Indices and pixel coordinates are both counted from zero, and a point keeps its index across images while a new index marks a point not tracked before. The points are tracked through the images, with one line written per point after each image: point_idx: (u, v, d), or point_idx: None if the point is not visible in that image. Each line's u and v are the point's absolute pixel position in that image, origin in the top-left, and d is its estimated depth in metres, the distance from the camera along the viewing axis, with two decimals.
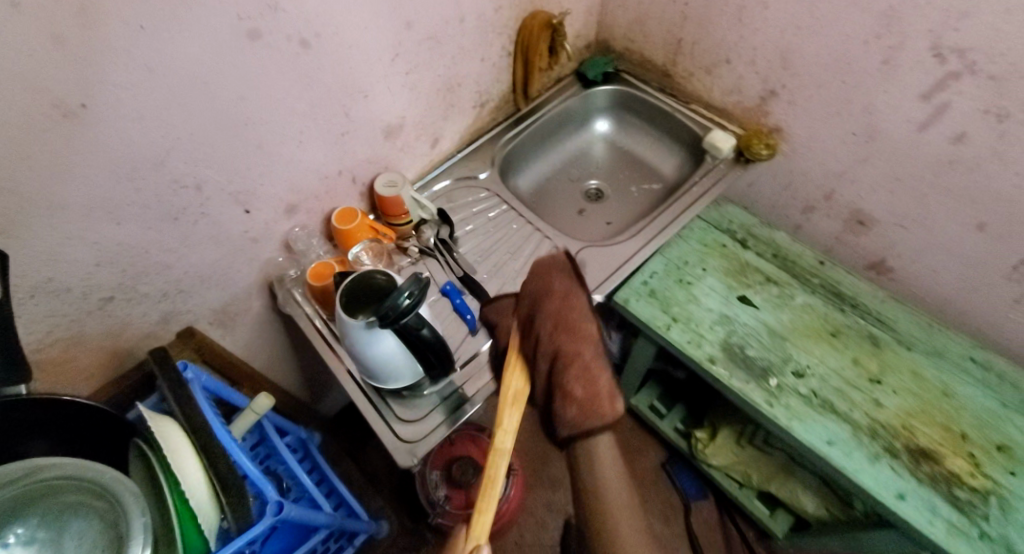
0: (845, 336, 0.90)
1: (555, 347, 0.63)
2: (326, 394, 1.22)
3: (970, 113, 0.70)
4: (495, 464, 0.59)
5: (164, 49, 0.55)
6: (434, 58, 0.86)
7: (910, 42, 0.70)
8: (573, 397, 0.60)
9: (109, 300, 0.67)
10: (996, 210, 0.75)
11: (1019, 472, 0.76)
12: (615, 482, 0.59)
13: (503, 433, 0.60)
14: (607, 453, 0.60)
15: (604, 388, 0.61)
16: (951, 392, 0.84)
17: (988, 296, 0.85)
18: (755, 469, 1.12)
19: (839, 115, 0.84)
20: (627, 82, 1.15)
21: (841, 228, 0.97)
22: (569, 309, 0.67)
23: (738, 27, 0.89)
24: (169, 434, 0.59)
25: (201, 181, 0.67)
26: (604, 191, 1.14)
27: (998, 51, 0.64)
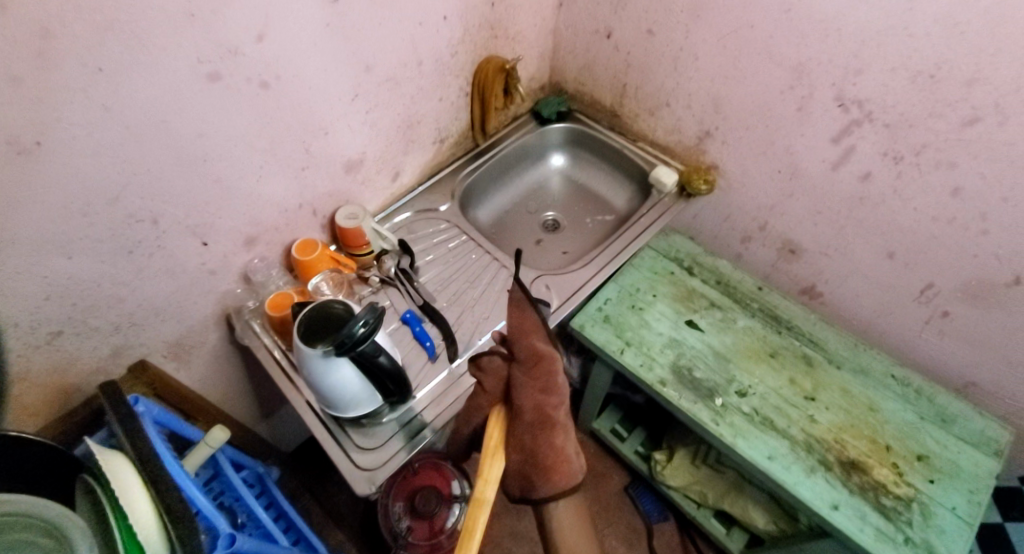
0: (783, 357, 0.97)
1: (533, 410, 0.53)
2: (284, 427, 1.21)
3: (872, 156, 0.80)
4: (473, 514, 0.48)
5: (122, 90, 0.57)
6: (394, 98, 0.91)
7: (818, 94, 0.80)
8: (561, 456, 0.52)
9: (58, 335, 0.67)
10: (902, 240, 0.84)
11: (936, 479, 0.83)
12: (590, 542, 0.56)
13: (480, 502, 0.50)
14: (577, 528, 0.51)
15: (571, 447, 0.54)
16: (876, 407, 0.91)
17: (903, 317, 0.93)
18: (710, 488, 1.16)
19: (766, 155, 0.93)
20: (580, 121, 1.22)
21: (775, 257, 1.05)
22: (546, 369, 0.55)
23: (675, 74, 0.98)
24: (117, 469, 0.59)
25: (158, 215, 0.68)
26: (560, 222, 1.20)
27: (889, 103, 0.74)
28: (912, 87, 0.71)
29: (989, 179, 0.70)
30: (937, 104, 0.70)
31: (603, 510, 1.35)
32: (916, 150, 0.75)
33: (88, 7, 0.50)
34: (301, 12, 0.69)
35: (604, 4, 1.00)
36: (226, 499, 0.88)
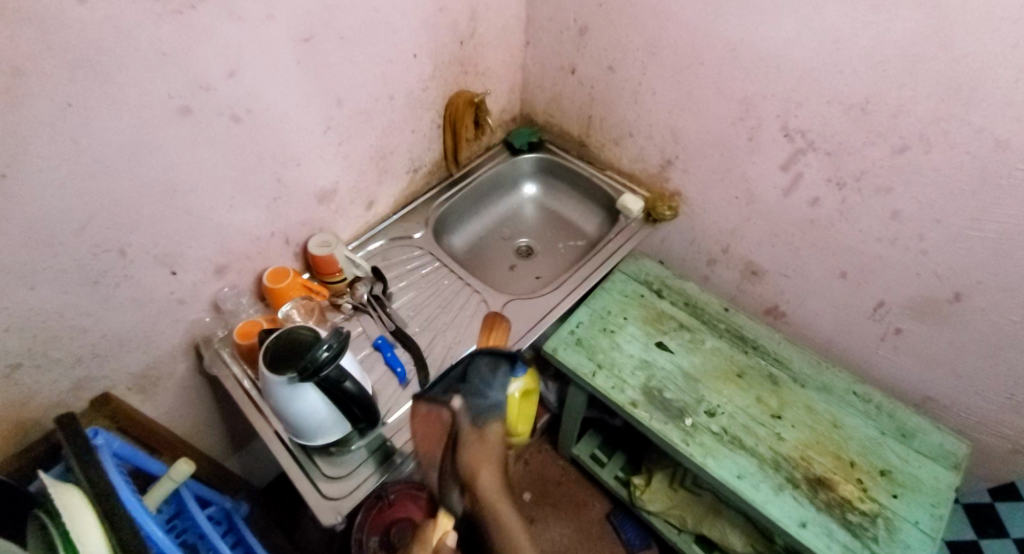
0: (749, 377, 0.99)
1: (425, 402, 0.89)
2: (256, 460, 1.18)
3: (819, 181, 0.85)
4: None
5: (91, 124, 0.58)
6: (366, 130, 0.93)
7: (766, 125, 0.86)
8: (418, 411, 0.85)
9: (16, 367, 0.66)
10: (853, 261, 0.88)
11: (899, 494, 0.85)
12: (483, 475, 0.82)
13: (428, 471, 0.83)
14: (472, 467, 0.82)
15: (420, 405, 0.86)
16: (839, 423, 0.93)
17: (860, 335, 0.97)
18: (689, 511, 1.14)
19: (724, 181, 0.98)
20: (551, 151, 1.26)
21: (739, 278, 1.09)
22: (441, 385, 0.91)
23: (635, 107, 1.03)
24: (71, 501, 0.59)
25: (125, 245, 0.69)
26: (533, 248, 1.22)
27: (830, 134, 0.79)
28: (847, 120, 0.76)
29: (922, 202, 0.75)
30: (872, 133, 0.75)
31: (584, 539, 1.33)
32: (857, 176, 0.80)
33: (59, 47, 0.53)
34: (273, 50, 0.72)
35: (568, 42, 1.06)
36: (188, 537, 0.86)
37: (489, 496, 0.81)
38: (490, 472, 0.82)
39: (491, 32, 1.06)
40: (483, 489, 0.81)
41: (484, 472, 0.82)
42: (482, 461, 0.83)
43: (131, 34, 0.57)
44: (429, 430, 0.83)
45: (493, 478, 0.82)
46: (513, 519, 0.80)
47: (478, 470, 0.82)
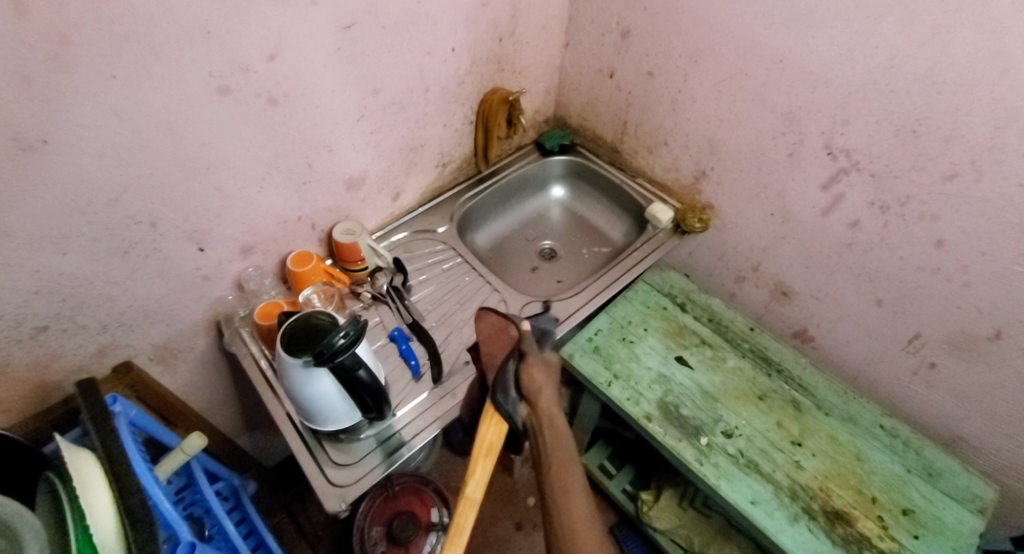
0: (770, 400, 0.96)
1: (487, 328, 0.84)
2: (267, 440, 1.19)
3: (860, 203, 0.81)
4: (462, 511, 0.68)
5: (133, 96, 0.59)
6: (399, 121, 0.93)
7: (809, 142, 0.83)
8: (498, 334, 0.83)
9: (42, 330, 0.68)
10: (890, 289, 0.85)
11: (921, 535, 0.81)
12: (567, 438, 0.75)
13: (474, 484, 0.70)
14: (557, 418, 0.77)
15: (499, 332, 0.83)
16: (863, 457, 0.90)
17: (892, 367, 0.93)
18: (697, 532, 1.11)
19: (759, 198, 0.95)
20: (582, 154, 1.24)
21: (767, 298, 1.05)
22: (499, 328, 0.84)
23: (673, 115, 1.01)
24: (82, 468, 0.59)
25: (156, 218, 0.70)
26: (557, 251, 1.21)
27: (876, 155, 0.76)
28: (896, 141, 0.73)
29: (969, 233, 0.72)
30: (920, 158, 0.72)
31: None
32: (902, 202, 0.76)
33: (107, 19, 0.53)
34: (313, 35, 0.72)
35: (608, 45, 1.04)
36: (195, 510, 0.87)
37: (551, 410, 0.77)
38: (552, 394, 0.78)
39: (531, 31, 1.05)
40: (544, 403, 0.77)
41: (541, 375, 0.79)
42: (545, 376, 0.79)
43: (176, 10, 0.58)
44: (496, 341, 0.83)
45: (548, 382, 0.79)
46: (573, 450, 0.74)
47: (538, 379, 0.78)
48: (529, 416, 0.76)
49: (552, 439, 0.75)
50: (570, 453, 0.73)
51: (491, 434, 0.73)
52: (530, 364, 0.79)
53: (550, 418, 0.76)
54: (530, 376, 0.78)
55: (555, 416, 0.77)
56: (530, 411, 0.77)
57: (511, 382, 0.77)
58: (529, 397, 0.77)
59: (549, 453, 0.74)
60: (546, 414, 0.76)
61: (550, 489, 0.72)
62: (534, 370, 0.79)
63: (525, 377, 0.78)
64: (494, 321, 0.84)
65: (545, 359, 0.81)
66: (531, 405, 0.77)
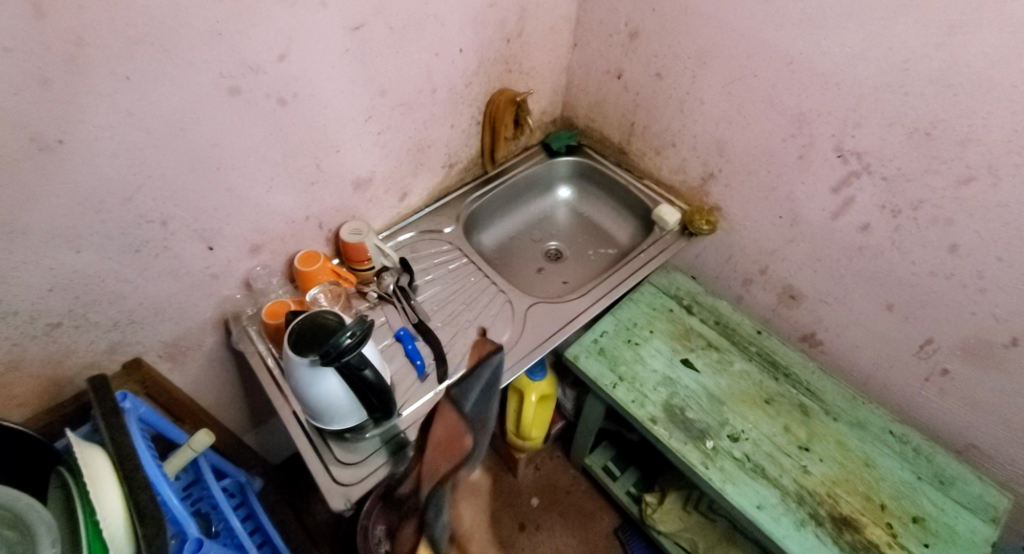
0: (777, 404, 0.95)
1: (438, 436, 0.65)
2: (273, 438, 1.20)
3: (870, 206, 0.81)
4: None
5: (146, 98, 0.60)
6: (406, 122, 0.94)
7: (818, 144, 0.82)
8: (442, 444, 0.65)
9: (56, 326, 0.69)
10: (901, 293, 0.84)
11: (931, 543, 0.80)
12: None
13: None
14: None
15: (450, 441, 0.64)
16: (872, 462, 0.89)
17: (902, 372, 0.91)
18: (702, 536, 1.10)
19: (767, 200, 0.94)
20: (589, 156, 1.24)
21: (775, 301, 1.04)
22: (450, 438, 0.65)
23: (681, 116, 1.00)
24: (93, 462, 0.60)
25: (167, 217, 0.71)
26: (563, 252, 1.21)
27: (887, 157, 0.75)
28: (908, 144, 0.72)
29: (983, 236, 0.71)
30: (933, 160, 0.71)
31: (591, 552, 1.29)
32: (913, 205, 0.76)
33: (122, 20, 0.54)
34: (323, 37, 0.72)
35: (617, 46, 1.04)
36: (203, 505, 0.88)
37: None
38: (486, 536, 0.64)
39: (539, 32, 1.05)
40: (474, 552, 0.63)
41: (471, 514, 0.63)
42: (478, 517, 0.63)
43: (189, 11, 0.58)
44: (441, 451, 0.65)
45: (479, 518, 0.63)
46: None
47: (468, 519, 0.63)
48: None
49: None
50: None
51: None
52: (463, 502, 0.63)
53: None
54: (462, 519, 0.63)
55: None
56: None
57: (444, 508, 0.61)
58: (459, 542, 0.62)
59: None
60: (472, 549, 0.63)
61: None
62: (466, 514, 0.63)
63: (456, 519, 0.62)
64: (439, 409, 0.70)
65: (476, 484, 0.64)
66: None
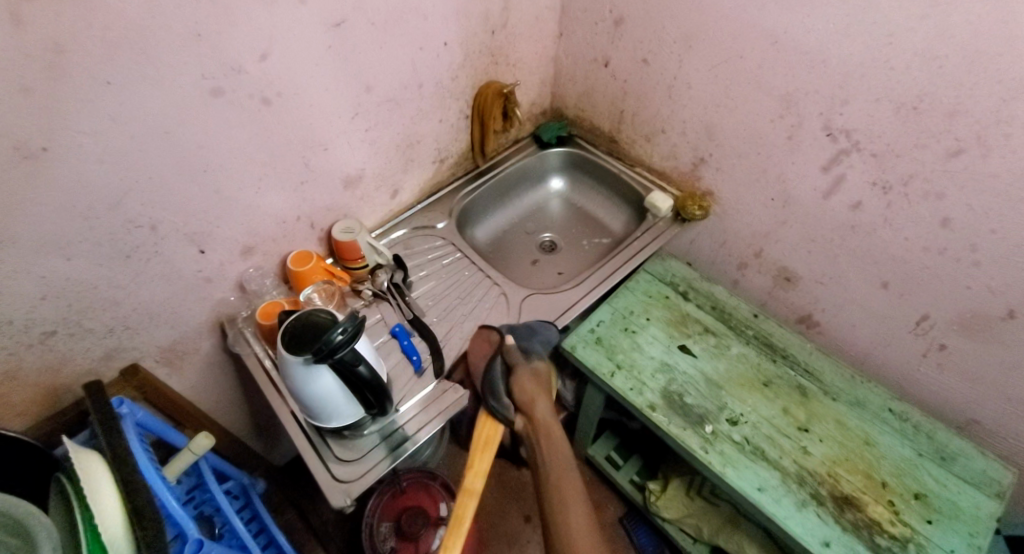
0: (776, 387, 0.95)
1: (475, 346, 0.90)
2: (276, 439, 1.20)
3: (862, 184, 0.80)
4: (465, 500, 0.75)
5: (128, 102, 0.60)
6: (394, 118, 0.93)
7: (807, 123, 0.82)
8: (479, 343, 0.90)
9: (50, 335, 0.69)
10: (895, 270, 0.84)
11: (934, 519, 0.80)
12: (564, 459, 0.76)
13: (474, 476, 0.77)
14: (556, 435, 0.79)
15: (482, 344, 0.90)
16: (872, 441, 0.89)
17: (900, 349, 0.91)
18: (706, 521, 1.10)
19: (759, 182, 0.94)
20: (579, 146, 1.24)
21: (771, 284, 1.04)
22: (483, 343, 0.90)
23: (669, 102, 1.00)
24: (90, 469, 0.60)
25: (156, 222, 0.71)
26: (557, 243, 1.21)
27: (876, 134, 0.75)
28: (896, 119, 0.72)
29: (976, 210, 0.70)
30: (922, 135, 0.70)
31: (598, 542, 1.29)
32: (905, 180, 0.75)
33: (99, 25, 0.54)
34: (303, 34, 0.72)
35: (603, 34, 1.04)
36: (205, 508, 0.89)
37: (546, 419, 0.80)
38: (544, 401, 0.81)
39: (524, 23, 1.04)
40: (535, 412, 0.80)
41: (530, 383, 0.83)
42: (534, 384, 0.82)
43: (167, 13, 0.58)
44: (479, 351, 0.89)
45: (537, 388, 0.83)
46: (565, 451, 0.77)
47: (528, 388, 0.82)
48: (524, 426, 0.80)
49: (545, 443, 0.78)
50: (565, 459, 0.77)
51: (488, 432, 0.82)
52: (521, 373, 0.84)
53: (545, 424, 0.79)
54: (520, 387, 0.82)
55: (551, 424, 0.80)
56: (527, 420, 0.81)
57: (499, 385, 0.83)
58: (523, 407, 0.81)
59: (543, 456, 0.77)
60: (535, 414, 0.80)
61: (547, 496, 0.74)
62: (523, 380, 0.83)
63: (515, 387, 0.83)
64: (482, 333, 0.92)
65: (536, 369, 0.85)
66: (526, 415, 0.81)
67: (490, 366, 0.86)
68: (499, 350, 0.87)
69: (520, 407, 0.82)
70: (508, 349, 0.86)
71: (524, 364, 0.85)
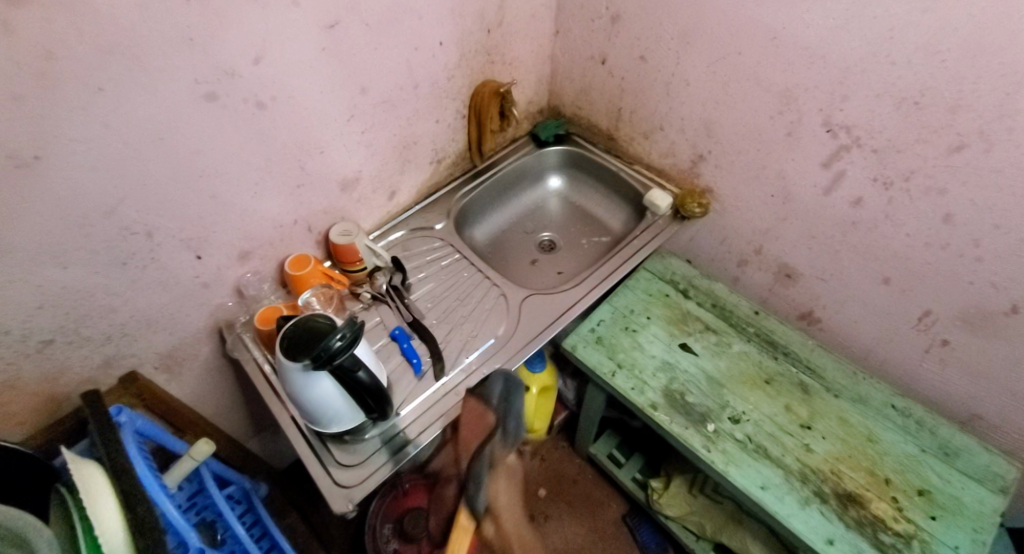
0: (778, 384, 0.94)
1: (464, 436, 0.82)
2: (277, 443, 1.20)
3: (862, 179, 0.80)
4: None
5: (121, 108, 0.59)
6: (390, 119, 0.93)
7: (807, 119, 0.81)
8: (472, 419, 0.82)
9: (47, 344, 0.68)
10: (897, 266, 0.83)
11: (938, 516, 0.80)
12: None
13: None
14: (526, 538, 0.84)
15: (476, 420, 0.82)
16: (875, 437, 0.88)
17: (902, 345, 0.91)
18: (709, 519, 1.10)
19: (758, 179, 0.93)
20: (577, 144, 1.23)
21: (772, 280, 1.04)
22: (476, 416, 0.82)
23: (667, 99, 0.99)
24: (90, 479, 0.59)
25: (152, 228, 0.70)
26: (556, 242, 1.20)
27: (876, 129, 0.74)
28: (897, 114, 0.71)
29: (978, 204, 0.70)
30: (923, 130, 0.70)
31: (601, 541, 1.29)
32: (906, 175, 0.75)
33: (90, 31, 0.53)
34: (297, 36, 0.71)
35: (599, 31, 1.03)
36: (207, 514, 0.88)
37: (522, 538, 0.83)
38: (512, 517, 0.84)
39: (520, 21, 1.03)
40: (507, 524, 0.83)
41: (503, 487, 0.84)
42: (506, 486, 0.85)
43: (158, 18, 0.57)
44: (469, 431, 0.82)
45: (512, 494, 0.85)
46: None
47: (500, 490, 0.84)
48: (494, 530, 0.82)
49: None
50: None
51: (463, 521, 0.81)
52: (496, 489, 0.84)
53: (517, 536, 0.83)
54: (495, 492, 0.83)
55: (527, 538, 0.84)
56: (496, 525, 0.83)
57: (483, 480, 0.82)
58: (492, 512, 0.83)
59: None
60: (503, 516, 0.83)
61: None
62: (504, 472, 0.85)
63: (490, 491, 0.83)
64: (473, 405, 0.82)
65: (511, 469, 0.87)
66: (496, 521, 0.82)
67: (479, 448, 0.82)
68: (492, 430, 0.82)
69: (489, 513, 0.82)
70: (492, 444, 0.82)
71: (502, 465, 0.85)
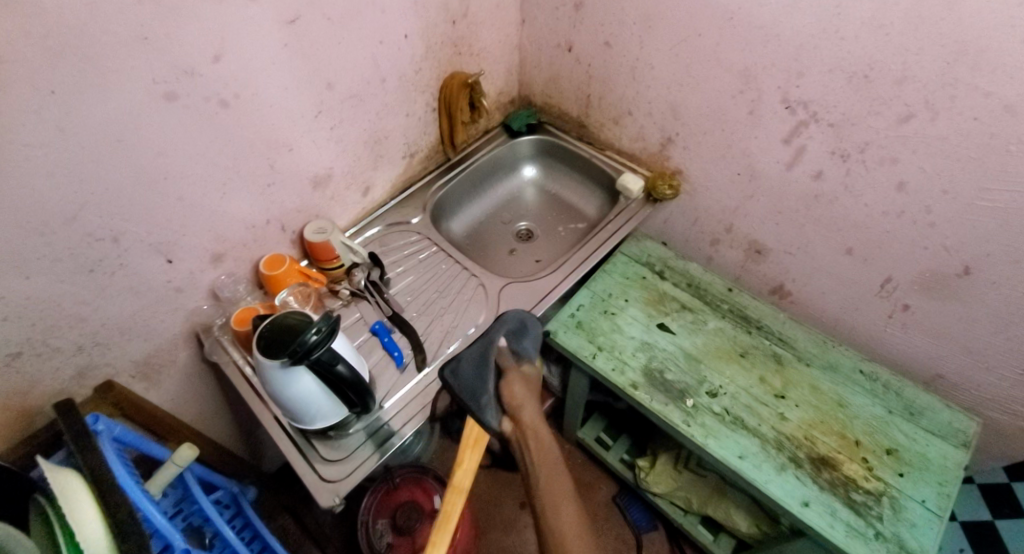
0: (752, 357, 0.97)
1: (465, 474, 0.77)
2: (263, 445, 1.19)
3: (822, 154, 0.82)
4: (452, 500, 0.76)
5: (75, 111, 0.58)
6: (358, 114, 0.93)
7: (767, 97, 0.83)
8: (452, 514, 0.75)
9: (16, 356, 0.67)
10: (858, 237, 0.86)
11: (905, 472, 0.84)
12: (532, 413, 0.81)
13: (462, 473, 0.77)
14: (520, 392, 0.83)
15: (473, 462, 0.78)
16: (845, 403, 0.92)
17: (868, 312, 0.94)
18: (694, 493, 1.14)
19: (724, 158, 0.95)
20: (549, 132, 1.24)
21: (743, 258, 1.07)
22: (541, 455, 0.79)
23: (633, 84, 1.01)
24: (66, 486, 0.59)
25: (118, 233, 0.69)
26: (533, 231, 1.21)
27: (832, 104, 0.77)
28: (850, 89, 0.73)
29: (929, 172, 0.73)
30: (875, 103, 0.72)
31: (593, 522, 1.31)
32: (861, 148, 0.77)
33: (38, 33, 0.52)
34: (256, 31, 0.71)
35: (564, 18, 1.03)
36: (195, 519, 0.88)
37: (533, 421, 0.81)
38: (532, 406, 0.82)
39: (485, 11, 1.04)
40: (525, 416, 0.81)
41: (518, 388, 0.84)
42: (523, 389, 0.83)
43: (110, 18, 0.56)
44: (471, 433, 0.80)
45: (528, 391, 0.84)
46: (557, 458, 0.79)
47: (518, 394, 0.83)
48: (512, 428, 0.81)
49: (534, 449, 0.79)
50: (551, 451, 0.79)
51: (475, 432, 0.80)
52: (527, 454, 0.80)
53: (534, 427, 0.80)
54: (509, 392, 0.83)
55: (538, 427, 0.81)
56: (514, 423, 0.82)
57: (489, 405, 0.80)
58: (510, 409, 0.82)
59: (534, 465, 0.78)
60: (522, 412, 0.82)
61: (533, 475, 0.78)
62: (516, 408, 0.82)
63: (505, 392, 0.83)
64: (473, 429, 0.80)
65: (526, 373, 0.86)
66: (514, 420, 0.82)
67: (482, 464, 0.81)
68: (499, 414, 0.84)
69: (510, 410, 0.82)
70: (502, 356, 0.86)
71: (516, 367, 0.86)
